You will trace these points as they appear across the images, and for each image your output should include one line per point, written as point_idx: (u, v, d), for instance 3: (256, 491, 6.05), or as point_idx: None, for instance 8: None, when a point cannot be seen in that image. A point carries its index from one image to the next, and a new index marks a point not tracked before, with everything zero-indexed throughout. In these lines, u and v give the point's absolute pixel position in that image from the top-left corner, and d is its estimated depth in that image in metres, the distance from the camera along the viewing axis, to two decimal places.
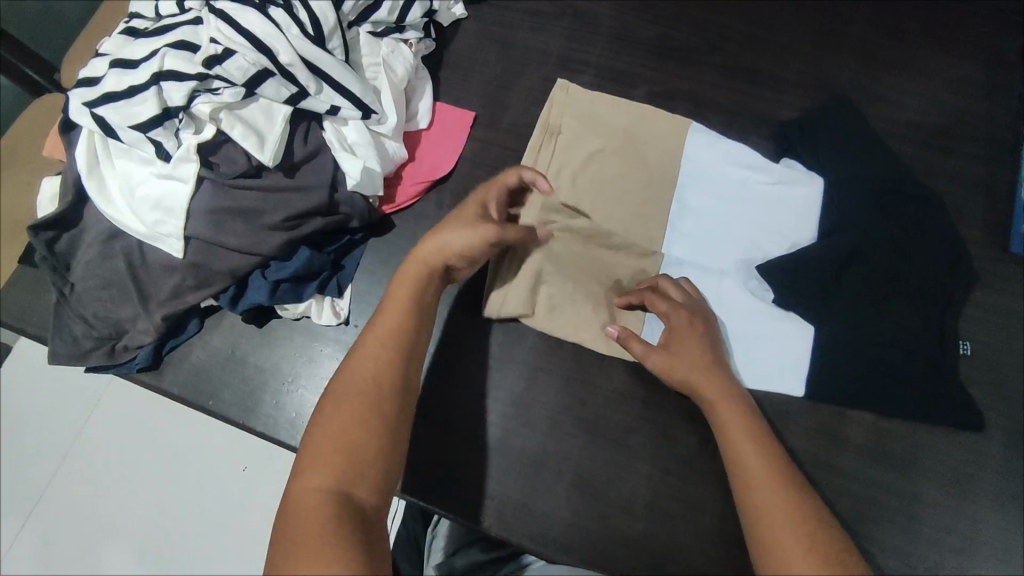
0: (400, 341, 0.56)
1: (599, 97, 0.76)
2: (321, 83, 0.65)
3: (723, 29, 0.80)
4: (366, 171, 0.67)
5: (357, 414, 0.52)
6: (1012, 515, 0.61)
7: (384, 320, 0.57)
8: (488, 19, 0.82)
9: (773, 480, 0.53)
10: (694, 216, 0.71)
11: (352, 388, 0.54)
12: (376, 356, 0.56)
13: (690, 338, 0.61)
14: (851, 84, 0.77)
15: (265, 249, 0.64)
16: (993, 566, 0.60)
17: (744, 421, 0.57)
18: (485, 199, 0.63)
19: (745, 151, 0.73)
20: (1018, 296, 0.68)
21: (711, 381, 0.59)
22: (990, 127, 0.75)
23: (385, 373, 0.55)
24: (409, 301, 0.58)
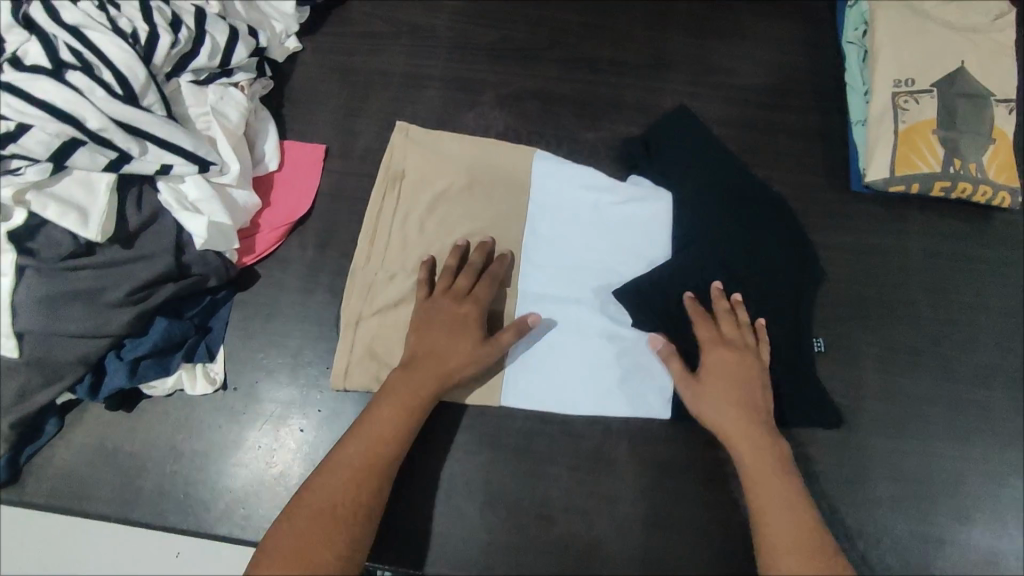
0: (382, 463, 0.57)
1: (440, 138, 0.75)
2: (145, 142, 0.61)
3: (558, 24, 0.82)
4: (215, 227, 0.64)
5: (324, 529, 0.52)
6: (874, 435, 0.68)
7: (372, 437, 0.58)
8: (325, 47, 0.80)
9: (794, 512, 0.55)
10: (546, 245, 0.72)
11: (326, 500, 0.54)
12: (353, 471, 0.56)
13: (722, 369, 0.63)
14: (685, 60, 0.80)
15: (114, 328, 0.60)
16: (865, 486, 0.67)
17: (763, 448, 0.59)
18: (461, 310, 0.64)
19: (593, 174, 0.74)
20: (861, 232, 0.73)
21: (738, 403, 0.61)
22: (817, 78, 0.79)
23: (364, 495, 0.55)
24: (398, 420, 0.59)
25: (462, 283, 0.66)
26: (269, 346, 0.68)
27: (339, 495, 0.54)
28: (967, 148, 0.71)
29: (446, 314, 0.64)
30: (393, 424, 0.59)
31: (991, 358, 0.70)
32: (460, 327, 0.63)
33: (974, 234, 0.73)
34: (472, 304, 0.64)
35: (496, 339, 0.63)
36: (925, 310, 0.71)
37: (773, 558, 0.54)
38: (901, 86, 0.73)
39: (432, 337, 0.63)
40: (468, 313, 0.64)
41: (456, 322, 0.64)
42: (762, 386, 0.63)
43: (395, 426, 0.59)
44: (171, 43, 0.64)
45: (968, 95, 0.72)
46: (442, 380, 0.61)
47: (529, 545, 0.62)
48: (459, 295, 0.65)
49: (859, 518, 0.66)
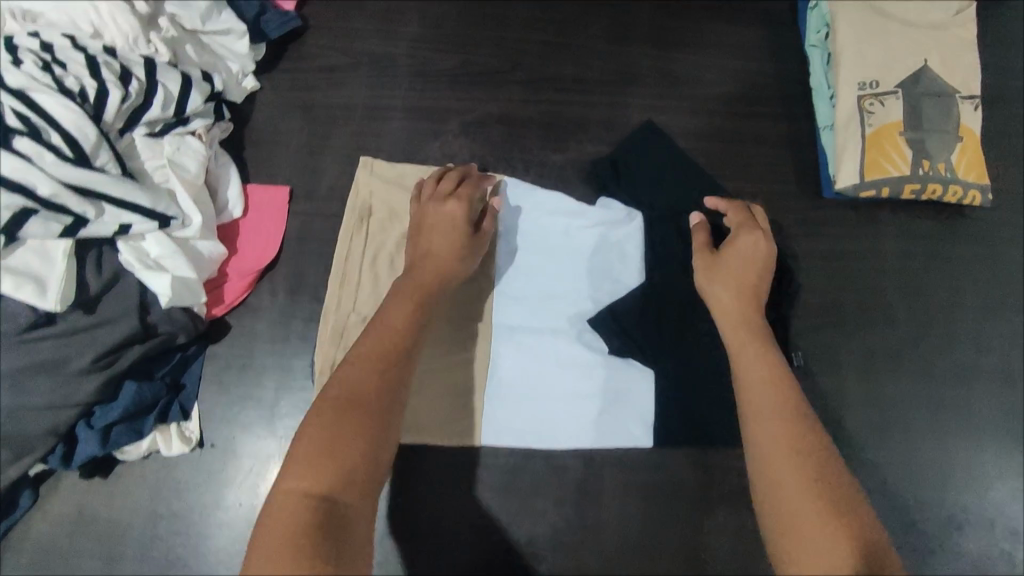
0: (391, 355, 0.54)
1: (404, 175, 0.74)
2: (102, 204, 0.60)
3: (519, 44, 0.80)
4: (179, 282, 0.63)
5: (349, 411, 0.49)
6: (859, 443, 0.68)
7: (380, 333, 0.55)
8: (284, 83, 0.78)
9: (770, 386, 0.52)
10: (519, 276, 0.71)
11: (347, 390, 0.50)
12: (371, 362, 0.53)
13: (736, 245, 0.62)
14: (650, 73, 0.79)
15: (82, 397, 0.59)
16: None
17: (749, 325, 0.57)
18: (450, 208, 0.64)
19: (560, 200, 0.73)
20: (835, 238, 0.73)
21: (738, 279, 0.60)
22: (782, 85, 0.78)
23: (382, 384, 0.51)
24: (406, 312, 0.57)
25: (444, 187, 0.66)
26: (246, 399, 0.67)
27: (356, 383, 0.51)
28: (935, 149, 0.70)
29: (432, 217, 0.64)
30: (398, 316, 0.57)
31: (972, 359, 0.70)
32: (449, 223, 0.63)
33: (947, 234, 0.72)
34: (456, 201, 0.64)
35: (483, 228, 0.66)
36: (902, 314, 0.71)
37: (751, 433, 0.50)
38: (866, 88, 0.72)
39: (426, 240, 0.63)
40: (453, 212, 0.64)
41: (448, 221, 0.64)
42: (767, 262, 0.61)
43: (400, 321, 0.57)
44: (122, 98, 0.63)
45: (933, 95, 0.72)
46: (435, 275, 0.61)
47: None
48: (440, 195, 0.65)
49: None
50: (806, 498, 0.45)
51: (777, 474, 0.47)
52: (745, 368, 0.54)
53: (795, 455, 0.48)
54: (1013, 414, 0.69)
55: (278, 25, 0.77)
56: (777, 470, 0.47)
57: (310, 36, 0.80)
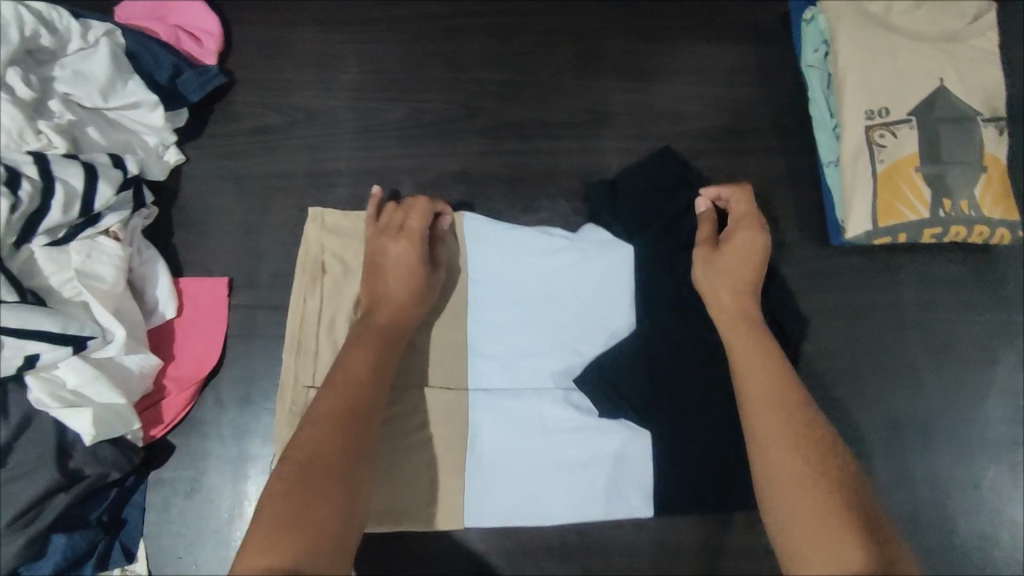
0: (361, 407, 0.50)
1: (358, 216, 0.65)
2: (0, 337, 0.52)
3: (475, 84, 0.70)
4: (104, 413, 0.55)
5: (315, 473, 0.45)
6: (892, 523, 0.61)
7: (346, 379, 0.52)
8: (212, 153, 0.69)
9: (771, 384, 0.50)
10: (493, 327, 0.62)
11: (313, 451, 0.47)
12: (336, 416, 0.49)
13: (733, 252, 0.58)
14: (626, 108, 0.70)
15: (2, 565, 0.52)
16: None
17: (747, 320, 0.55)
18: (407, 240, 0.59)
19: (547, 232, 0.64)
20: (848, 289, 0.64)
21: (738, 278, 0.57)
22: (778, 112, 0.69)
23: (350, 435, 0.48)
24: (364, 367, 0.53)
25: (397, 219, 0.60)
26: (198, 529, 0.60)
27: (325, 437, 0.47)
28: (956, 184, 0.62)
29: (386, 254, 0.59)
30: (360, 364, 0.53)
31: (1001, 417, 0.63)
32: (407, 258, 0.58)
33: (971, 275, 0.65)
34: (410, 243, 0.58)
35: (438, 262, 0.61)
36: (924, 372, 0.63)
37: (753, 433, 0.49)
38: (875, 117, 0.63)
39: (386, 275, 0.58)
40: (409, 250, 0.59)
41: (409, 248, 0.59)
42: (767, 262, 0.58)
43: (366, 368, 0.53)
44: (11, 206, 0.54)
45: (951, 120, 0.63)
46: (392, 322, 0.56)
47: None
48: (397, 227, 0.60)
49: None
50: (817, 518, 0.43)
51: (777, 481, 0.45)
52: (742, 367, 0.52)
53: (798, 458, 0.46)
54: None
55: (198, 86, 0.67)
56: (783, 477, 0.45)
57: (237, 94, 0.70)
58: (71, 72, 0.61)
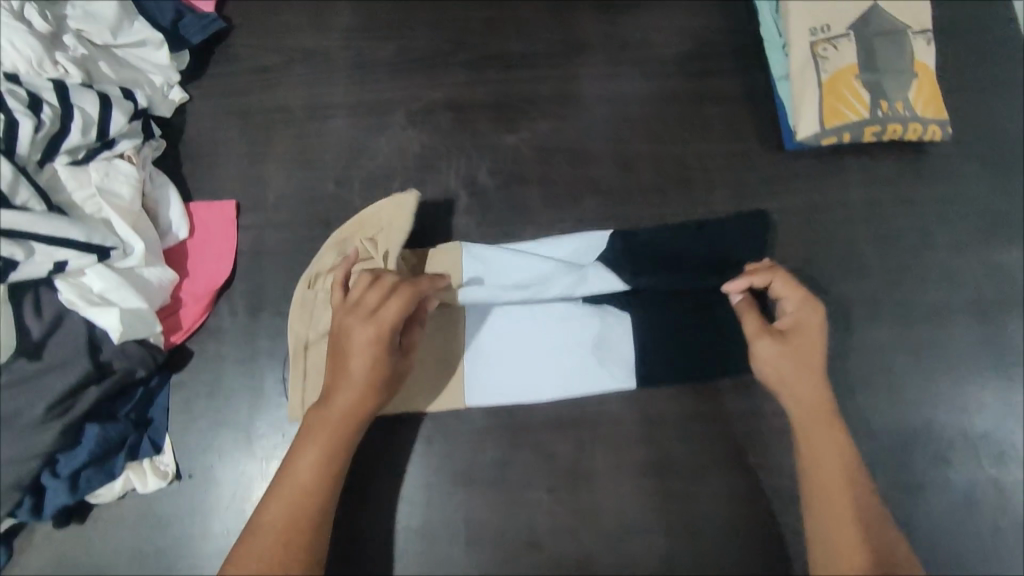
0: (307, 518, 0.53)
1: (404, 201, 0.66)
2: (30, 243, 0.56)
3: (460, 23, 0.76)
4: (130, 316, 0.60)
5: (281, 538, 0.52)
6: (866, 393, 0.65)
7: (294, 487, 0.54)
8: (215, 91, 0.74)
9: (833, 447, 0.55)
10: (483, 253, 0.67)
11: (276, 523, 0.53)
12: (277, 530, 0.52)
13: (806, 341, 0.58)
14: (599, 38, 0.75)
15: (43, 448, 0.56)
16: (868, 443, 0.64)
17: (823, 410, 0.56)
18: (367, 332, 0.56)
19: (546, 242, 0.68)
20: (807, 188, 0.70)
21: (800, 365, 0.57)
22: (736, 36, 0.75)
23: (295, 547, 0.52)
24: (324, 456, 0.55)
25: (369, 300, 0.56)
26: (217, 426, 0.65)
27: (268, 547, 0.52)
28: (891, 88, 0.69)
29: (349, 339, 0.56)
30: (310, 469, 0.54)
31: (949, 296, 0.67)
32: (368, 350, 0.56)
33: (917, 171, 0.71)
34: (379, 329, 0.55)
35: (408, 345, 0.59)
36: (876, 259, 0.68)
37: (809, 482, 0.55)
38: (818, 33, 0.71)
39: (352, 380, 0.56)
40: (375, 337, 0.56)
41: (371, 351, 0.56)
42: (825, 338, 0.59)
43: (315, 471, 0.54)
44: (35, 126, 0.58)
45: (885, 33, 0.70)
46: (346, 416, 0.56)
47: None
48: (364, 312, 0.56)
49: None
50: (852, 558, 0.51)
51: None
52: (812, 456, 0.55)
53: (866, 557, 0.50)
54: (999, 347, 0.66)
55: (200, 29, 0.72)
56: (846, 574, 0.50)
57: (237, 37, 0.75)
58: (82, 12, 0.66)
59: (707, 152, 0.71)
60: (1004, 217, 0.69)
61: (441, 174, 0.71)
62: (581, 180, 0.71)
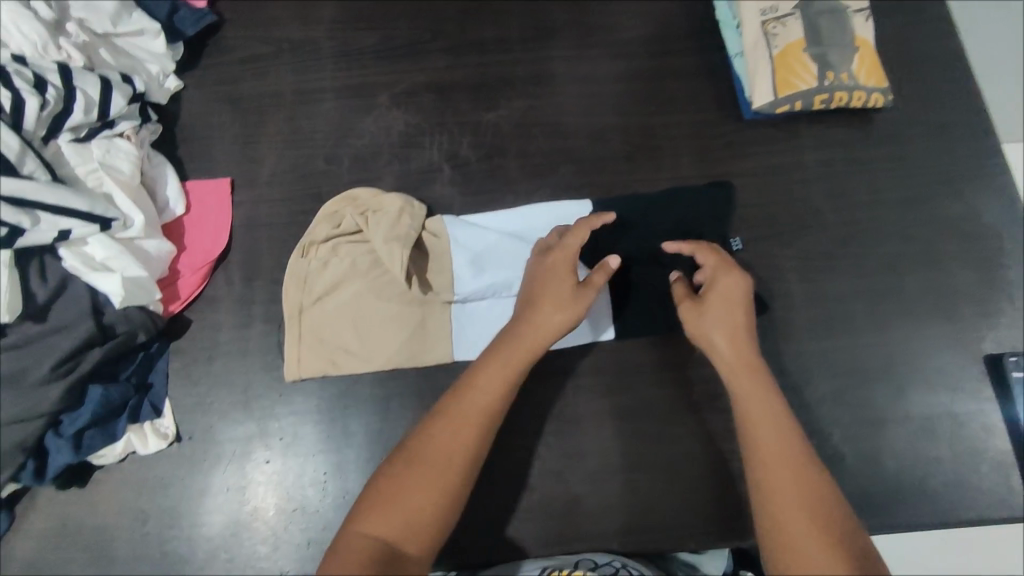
0: (483, 426, 0.56)
1: (417, 211, 0.70)
2: (36, 213, 0.59)
3: (439, 12, 0.80)
4: (130, 282, 0.62)
5: (457, 437, 0.55)
6: (828, 337, 0.70)
7: (474, 396, 0.57)
8: (208, 80, 0.78)
9: (778, 443, 0.55)
10: (465, 225, 0.70)
11: (448, 425, 0.56)
12: (455, 430, 0.55)
13: (728, 302, 0.62)
14: (570, 23, 0.80)
15: (46, 407, 0.58)
16: (832, 382, 0.68)
17: (764, 408, 0.57)
18: (551, 264, 0.62)
19: (521, 213, 0.72)
20: (765, 154, 0.76)
21: (724, 325, 0.61)
22: (694, 21, 0.82)
23: (467, 449, 0.55)
24: (504, 371, 0.58)
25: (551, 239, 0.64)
26: (214, 389, 0.67)
27: (444, 442, 0.55)
28: (836, 61, 0.75)
29: (539, 268, 0.62)
30: (491, 383, 0.57)
31: (898, 245, 0.73)
32: (554, 277, 0.61)
33: (864, 136, 0.77)
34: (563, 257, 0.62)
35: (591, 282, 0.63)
36: (831, 215, 0.74)
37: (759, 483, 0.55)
38: (767, 14, 0.77)
39: (541, 310, 0.60)
40: (558, 268, 0.62)
41: (558, 286, 0.61)
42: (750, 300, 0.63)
43: (495, 383, 0.57)
44: (40, 104, 0.62)
45: (828, 12, 0.77)
46: (534, 336, 0.59)
47: (500, 524, 0.64)
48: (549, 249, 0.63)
49: (823, 416, 0.67)
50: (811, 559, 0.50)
51: (786, 528, 0.52)
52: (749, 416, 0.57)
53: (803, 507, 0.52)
54: (946, 291, 0.72)
55: (193, 22, 0.76)
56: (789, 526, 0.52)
57: (228, 30, 0.80)
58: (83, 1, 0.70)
59: (673, 124, 0.77)
60: (944, 174, 0.75)
61: (424, 149, 0.75)
62: (556, 151, 0.75)
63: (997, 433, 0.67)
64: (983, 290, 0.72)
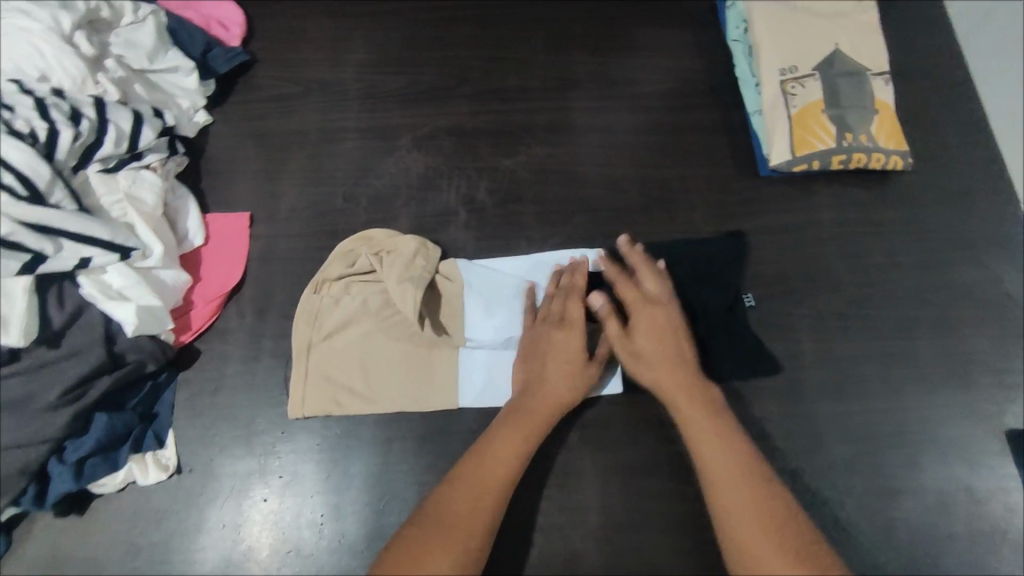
0: (498, 492, 0.57)
1: (432, 252, 0.70)
2: (60, 239, 0.61)
3: (463, 60, 0.82)
4: (144, 311, 0.63)
5: (474, 503, 0.55)
6: (843, 401, 0.68)
7: (491, 465, 0.58)
8: (235, 117, 0.80)
9: (743, 487, 0.54)
10: (480, 269, 0.70)
11: (468, 489, 0.56)
12: (471, 497, 0.56)
13: (658, 329, 0.63)
14: (592, 75, 0.82)
15: (52, 433, 0.59)
16: (846, 449, 0.66)
17: (727, 451, 0.57)
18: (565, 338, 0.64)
19: (536, 259, 0.72)
20: (782, 212, 0.76)
21: (665, 350, 0.63)
22: (714, 78, 0.83)
23: (489, 515, 0.55)
24: (521, 443, 0.59)
25: (556, 310, 0.66)
26: (220, 422, 0.67)
27: (468, 505, 0.55)
28: (855, 122, 0.76)
29: (550, 341, 0.64)
30: (510, 453, 0.59)
31: (914, 309, 0.72)
32: (569, 351, 0.64)
33: (882, 197, 0.76)
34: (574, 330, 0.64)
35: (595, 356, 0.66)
36: (846, 277, 0.73)
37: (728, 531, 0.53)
38: (787, 74, 0.78)
39: (557, 393, 0.62)
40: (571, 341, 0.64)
41: (574, 376, 0.63)
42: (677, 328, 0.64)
43: (511, 455, 0.59)
44: (73, 136, 0.64)
45: (847, 75, 0.77)
46: (544, 411, 0.61)
47: None
48: (557, 322, 0.65)
49: (834, 483, 0.65)
50: None
51: (748, 531, 0.52)
52: (698, 431, 0.58)
53: (761, 504, 0.53)
54: (964, 359, 0.70)
55: (226, 60, 0.79)
56: (748, 527, 0.52)
57: (258, 69, 0.82)
58: (123, 40, 0.73)
59: (689, 178, 0.77)
60: (963, 239, 0.74)
61: (442, 192, 0.76)
62: (571, 200, 0.76)
63: (1018, 513, 0.65)
64: (1001, 361, 0.70)
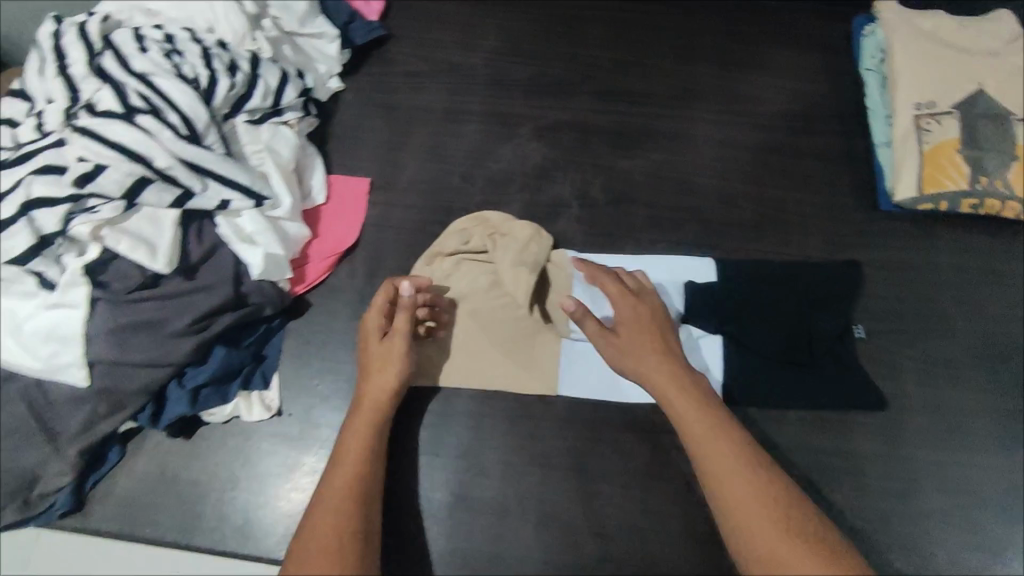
0: (355, 483, 0.55)
1: (545, 240, 0.71)
2: (206, 179, 0.65)
3: (590, 58, 0.84)
4: (270, 259, 0.67)
5: (337, 496, 0.54)
6: (945, 450, 0.66)
7: (341, 466, 0.56)
8: (366, 87, 0.83)
9: (752, 490, 0.51)
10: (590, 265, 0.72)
11: (337, 483, 0.55)
12: (340, 491, 0.55)
13: (642, 324, 0.61)
14: (717, 88, 0.82)
15: (178, 357, 0.63)
16: (942, 499, 0.64)
17: (726, 452, 0.53)
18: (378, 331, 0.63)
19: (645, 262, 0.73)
20: (900, 247, 0.74)
21: (653, 345, 0.60)
22: (843, 106, 0.81)
23: (353, 506, 0.54)
24: (359, 442, 0.58)
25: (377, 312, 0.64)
26: (321, 374, 0.69)
27: (333, 497, 0.54)
28: (992, 166, 0.73)
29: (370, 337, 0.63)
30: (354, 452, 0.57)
31: None
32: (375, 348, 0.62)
33: (1010, 248, 0.73)
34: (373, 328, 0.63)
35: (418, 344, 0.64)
36: (963, 324, 0.70)
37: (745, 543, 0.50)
38: (923, 109, 0.75)
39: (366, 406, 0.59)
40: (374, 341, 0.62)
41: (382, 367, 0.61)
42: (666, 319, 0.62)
43: (360, 450, 0.57)
44: (230, 86, 0.68)
45: (990, 117, 0.75)
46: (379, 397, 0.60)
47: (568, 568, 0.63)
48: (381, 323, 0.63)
49: (926, 532, 0.63)
50: None
51: (760, 528, 0.49)
52: (691, 427, 0.56)
53: (760, 493, 0.51)
54: None
55: (365, 32, 0.83)
56: (761, 525, 0.49)
57: (393, 45, 0.85)
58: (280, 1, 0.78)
59: (805, 202, 0.76)
60: None
61: (556, 184, 0.77)
62: (683, 208, 0.76)
63: None
64: None
